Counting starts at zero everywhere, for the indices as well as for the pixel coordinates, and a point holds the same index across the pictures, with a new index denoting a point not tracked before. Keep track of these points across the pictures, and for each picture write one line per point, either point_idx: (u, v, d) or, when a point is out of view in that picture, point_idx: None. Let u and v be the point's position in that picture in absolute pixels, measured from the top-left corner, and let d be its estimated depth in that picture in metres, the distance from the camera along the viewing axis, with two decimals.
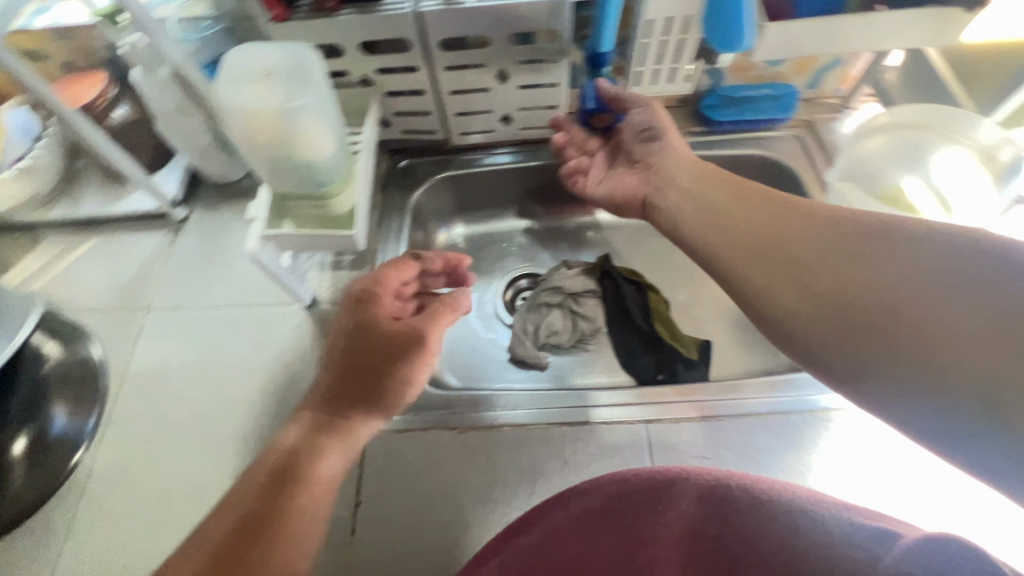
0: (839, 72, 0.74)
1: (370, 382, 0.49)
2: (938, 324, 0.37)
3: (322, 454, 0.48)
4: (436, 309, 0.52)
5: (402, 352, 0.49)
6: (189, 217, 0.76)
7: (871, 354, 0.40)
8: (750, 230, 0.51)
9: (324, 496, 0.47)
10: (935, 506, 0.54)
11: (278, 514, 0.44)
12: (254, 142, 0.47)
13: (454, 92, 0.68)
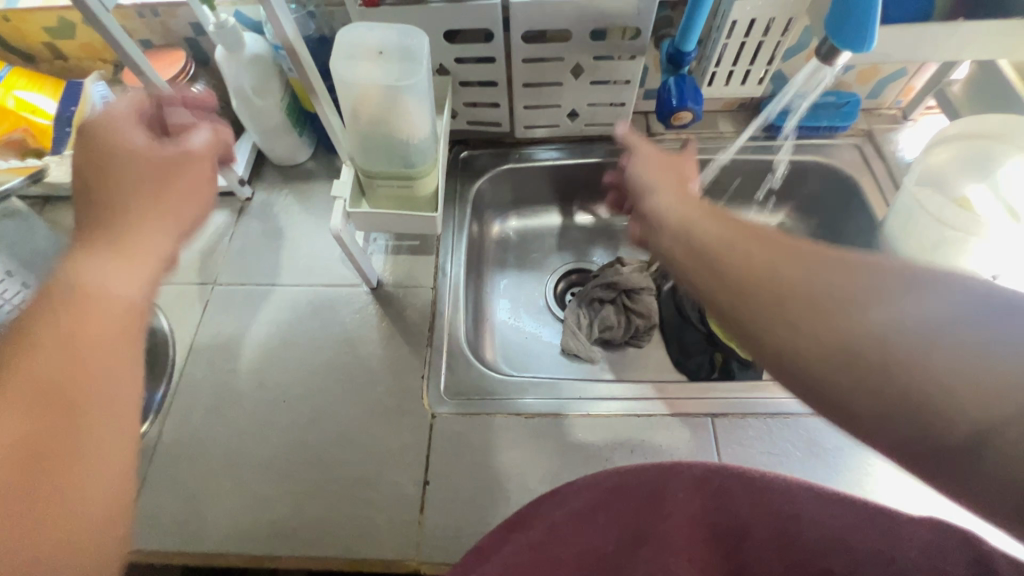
0: (901, 83, 0.75)
1: (95, 211, 0.38)
2: (958, 379, 0.28)
3: (93, 274, 0.35)
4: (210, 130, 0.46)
5: (172, 172, 0.42)
6: (253, 197, 0.77)
7: (861, 391, 0.30)
8: (706, 240, 0.38)
9: (127, 328, 0.34)
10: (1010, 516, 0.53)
11: (76, 395, 0.31)
12: (357, 119, 0.48)
13: (528, 85, 0.69)
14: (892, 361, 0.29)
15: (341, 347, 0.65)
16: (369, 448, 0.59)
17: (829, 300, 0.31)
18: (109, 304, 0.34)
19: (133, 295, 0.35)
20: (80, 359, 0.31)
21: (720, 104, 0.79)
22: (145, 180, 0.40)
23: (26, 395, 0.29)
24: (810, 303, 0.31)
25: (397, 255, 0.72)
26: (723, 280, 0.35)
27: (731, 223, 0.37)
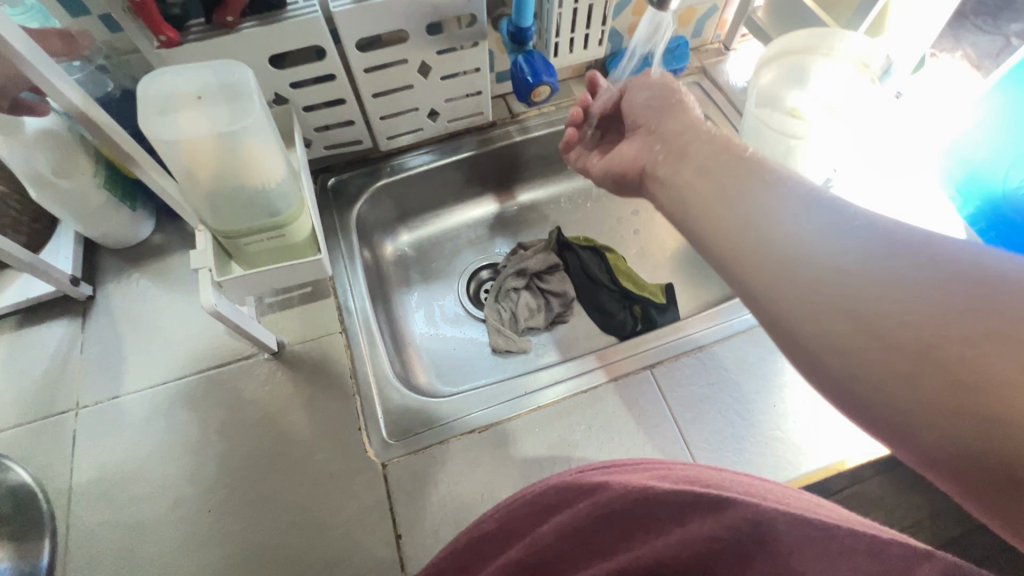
0: (716, 19, 0.82)
1: None
2: (922, 321, 0.28)
3: None
4: None
5: None
6: (97, 292, 0.65)
7: (818, 320, 0.31)
8: (715, 173, 0.40)
9: None
10: None
11: None
12: (195, 177, 0.42)
13: (378, 94, 0.65)
14: (851, 296, 0.30)
15: (259, 426, 0.58)
16: (324, 523, 0.54)
17: (818, 234, 0.33)
18: None
19: None
20: None
21: (569, 72, 0.81)
22: None
23: None
24: (792, 227, 0.34)
25: (291, 308, 0.65)
26: (719, 205, 0.38)
27: (727, 162, 0.40)
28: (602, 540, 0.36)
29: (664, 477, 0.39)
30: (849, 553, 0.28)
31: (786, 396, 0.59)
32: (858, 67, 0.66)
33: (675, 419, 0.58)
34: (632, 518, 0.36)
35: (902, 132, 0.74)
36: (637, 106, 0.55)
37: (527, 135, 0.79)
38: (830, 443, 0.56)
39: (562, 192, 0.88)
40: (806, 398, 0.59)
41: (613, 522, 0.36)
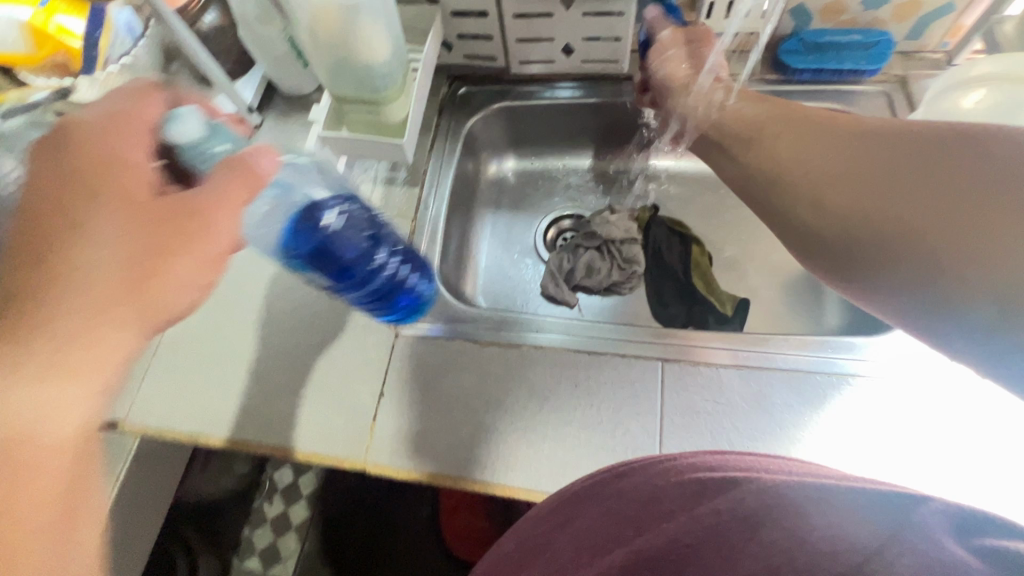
0: (948, 23, 0.67)
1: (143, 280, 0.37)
2: (908, 205, 0.38)
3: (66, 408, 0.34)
4: (183, 225, 0.38)
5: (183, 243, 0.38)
6: (262, 125, 0.82)
7: (863, 226, 0.40)
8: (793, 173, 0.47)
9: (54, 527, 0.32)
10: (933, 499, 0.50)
11: None
12: (316, 38, 0.50)
13: (518, 16, 0.68)
14: (885, 205, 0.39)
15: None
16: (335, 360, 0.64)
17: (894, 182, 0.39)
18: (37, 438, 0.32)
19: (83, 417, 0.34)
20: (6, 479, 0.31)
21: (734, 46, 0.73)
22: (118, 284, 0.36)
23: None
24: (829, 158, 0.44)
25: (387, 186, 0.75)
26: (777, 168, 0.49)
27: (767, 126, 0.54)
28: (615, 535, 0.41)
29: (669, 472, 0.44)
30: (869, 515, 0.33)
31: (811, 444, 0.53)
32: None
33: (662, 418, 0.56)
34: (640, 514, 0.42)
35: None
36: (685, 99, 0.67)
37: None
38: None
39: (677, 171, 0.84)
40: (830, 458, 0.52)
41: (626, 526, 0.42)
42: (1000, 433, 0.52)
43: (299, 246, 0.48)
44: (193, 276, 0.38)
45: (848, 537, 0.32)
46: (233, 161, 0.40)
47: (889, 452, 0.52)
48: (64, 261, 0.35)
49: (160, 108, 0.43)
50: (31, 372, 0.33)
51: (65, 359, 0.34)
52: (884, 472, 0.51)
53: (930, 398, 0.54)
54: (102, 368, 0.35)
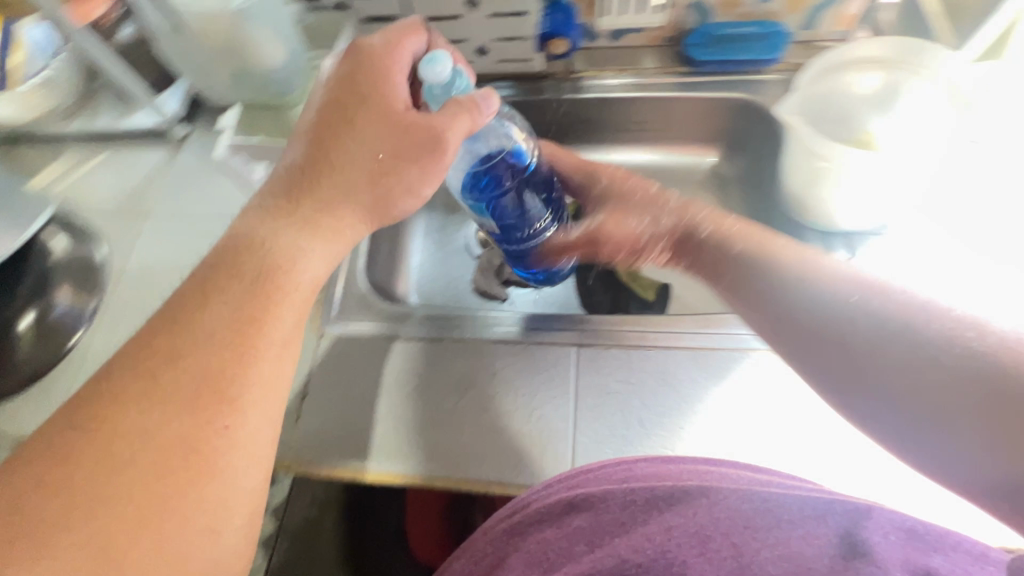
0: (835, 12, 0.71)
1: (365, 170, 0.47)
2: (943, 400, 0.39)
3: (305, 255, 0.46)
4: (413, 141, 0.48)
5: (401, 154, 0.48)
6: (190, 135, 0.82)
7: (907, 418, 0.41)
8: (757, 273, 0.49)
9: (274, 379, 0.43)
10: (830, 469, 0.52)
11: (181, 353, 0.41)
12: (210, 48, 0.52)
13: (428, 19, 0.69)
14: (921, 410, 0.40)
15: None
16: None
17: (936, 401, 0.39)
18: (297, 282, 0.45)
19: (318, 272, 0.46)
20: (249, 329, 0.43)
21: (643, 40, 0.78)
22: (360, 168, 0.47)
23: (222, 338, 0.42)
24: (847, 350, 0.43)
25: None
26: (797, 318, 0.46)
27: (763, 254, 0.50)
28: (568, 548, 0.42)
29: (614, 476, 0.45)
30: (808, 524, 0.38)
31: (726, 421, 0.55)
32: (948, 96, 0.52)
33: (575, 401, 0.58)
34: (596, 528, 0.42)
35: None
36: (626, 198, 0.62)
37: (578, 94, 0.78)
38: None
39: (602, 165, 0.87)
40: (749, 434, 0.54)
41: (577, 538, 0.42)
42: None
43: (481, 189, 0.59)
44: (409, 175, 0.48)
45: (794, 553, 0.37)
46: (465, 103, 0.49)
47: (802, 421, 0.55)
48: (335, 147, 0.47)
49: (418, 44, 0.53)
50: (298, 224, 0.46)
51: (315, 220, 0.46)
52: (796, 442, 0.54)
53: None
54: (333, 236, 0.47)
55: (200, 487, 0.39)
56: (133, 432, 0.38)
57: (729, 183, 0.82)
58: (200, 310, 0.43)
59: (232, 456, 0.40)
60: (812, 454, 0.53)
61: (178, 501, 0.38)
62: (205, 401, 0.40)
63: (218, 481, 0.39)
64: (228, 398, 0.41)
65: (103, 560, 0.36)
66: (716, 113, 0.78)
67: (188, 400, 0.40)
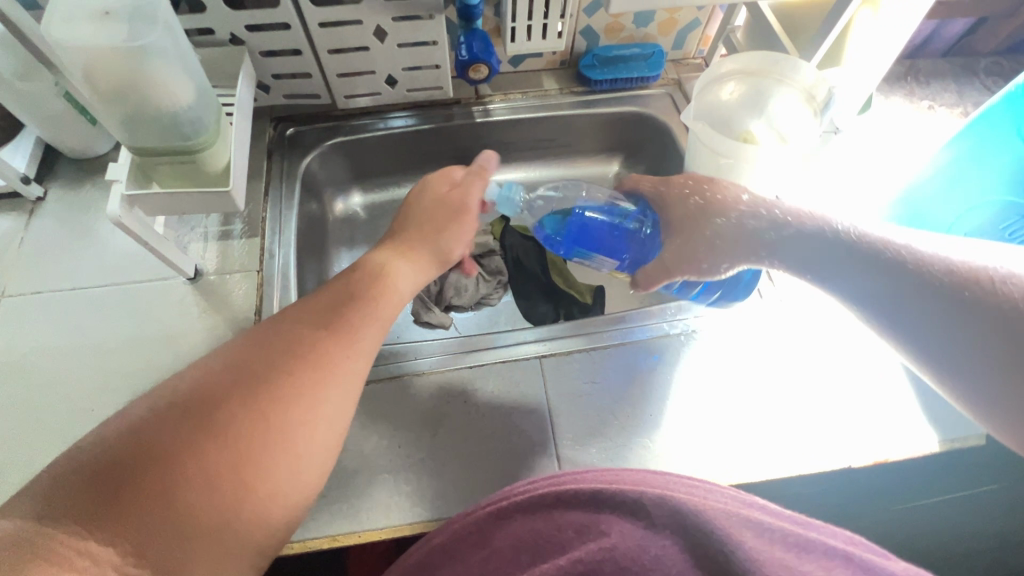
0: (698, 33, 0.82)
1: (418, 224, 0.59)
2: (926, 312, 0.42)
3: (400, 268, 0.54)
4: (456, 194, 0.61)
5: (443, 208, 0.60)
6: (47, 194, 0.70)
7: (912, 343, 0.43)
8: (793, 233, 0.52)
9: (356, 375, 0.45)
10: (782, 426, 0.59)
11: (286, 343, 0.43)
12: (98, 88, 0.44)
13: (333, 51, 0.68)
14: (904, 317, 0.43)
15: (160, 344, 0.62)
16: None
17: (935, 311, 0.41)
18: (386, 284, 0.51)
19: (406, 284, 0.53)
20: (342, 321, 0.46)
21: (542, 63, 0.84)
22: (419, 220, 0.59)
23: (316, 325, 0.45)
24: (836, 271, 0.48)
25: (222, 240, 0.69)
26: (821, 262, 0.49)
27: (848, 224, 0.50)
28: (556, 539, 0.38)
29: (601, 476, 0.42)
30: (787, 542, 0.32)
31: (693, 398, 0.60)
32: (804, 99, 0.65)
33: (550, 409, 0.59)
34: (585, 528, 0.37)
35: (863, 170, 0.76)
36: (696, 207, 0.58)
37: (489, 118, 0.82)
38: (724, 463, 0.56)
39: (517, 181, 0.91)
40: (719, 399, 0.60)
41: (567, 528, 0.38)
42: (834, 341, 0.64)
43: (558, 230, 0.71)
44: (445, 229, 0.59)
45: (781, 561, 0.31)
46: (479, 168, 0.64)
47: (757, 380, 0.61)
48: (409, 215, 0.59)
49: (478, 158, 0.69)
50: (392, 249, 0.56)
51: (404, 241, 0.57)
52: (755, 402, 0.60)
53: (785, 325, 0.65)
54: (425, 251, 0.57)
55: (296, 407, 0.40)
56: (267, 349, 0.43)
57: None
58: (312, 302, 0.48)
59: (310, 443, 0.40)
60: (769, 410, 0.59)
61: (280, 411, 0.39)
62: (321, 340, 0.44)
63: (308, 411, 0.40)
64: (328, 343, 0.44)
65: (188, 493, 0.34)
66: (614, 126, 0.86)
67: (306, 342, 0.43)
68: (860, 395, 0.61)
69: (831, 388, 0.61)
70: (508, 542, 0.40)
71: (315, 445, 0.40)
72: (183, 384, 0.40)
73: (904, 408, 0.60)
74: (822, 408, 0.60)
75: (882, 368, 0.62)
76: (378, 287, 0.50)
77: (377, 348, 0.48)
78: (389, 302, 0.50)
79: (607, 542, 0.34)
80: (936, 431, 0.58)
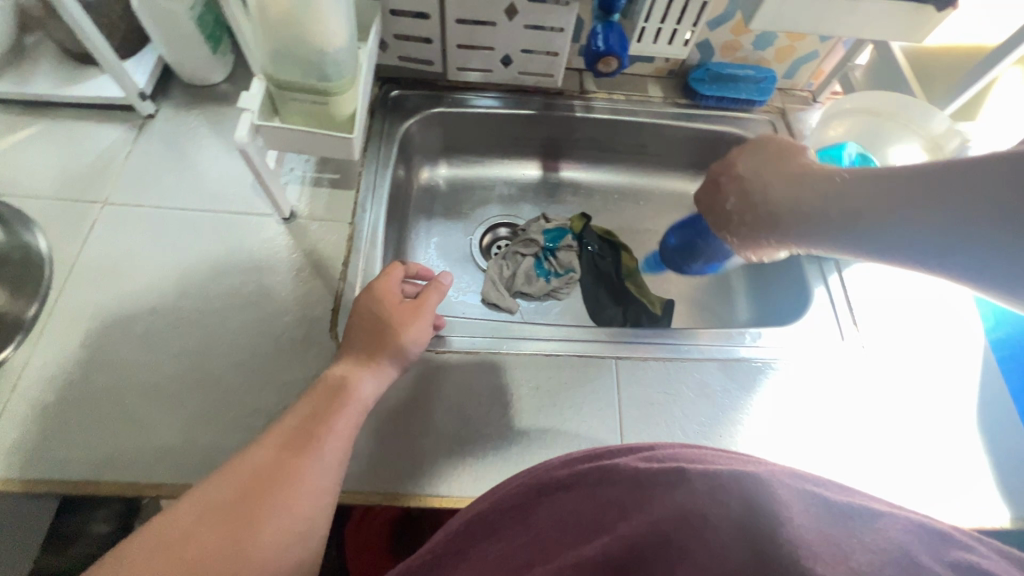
0: (813, 66, 0.81)
1: (373, 335, 0.55)
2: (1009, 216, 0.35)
3: (364, 376, 0.54)
4: (425, 294, 0.59)
5: (398, 318, 0.56)
6: (157, 113, 0.71)
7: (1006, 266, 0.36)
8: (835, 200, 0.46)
9: (332, 474, 0.48)
10: (846, 472, 0.58)
11: (259, 459, 0.46)
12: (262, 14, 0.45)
13: (460, 22, 0.68)
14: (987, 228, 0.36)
15: (245, 277, 0.63)
16: (265, 378, 0.58)
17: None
18: (354, 391, 0.53)
19: (371, 389, 0.54)
20: (309, 428, 0.49)
21: (651, 69, 0.83)
22: (371, 327, 0.56)
23: (285, 442, 0.48)
24: (900, 209, 0.41)
25: (315, 187, 0.70)
26: (873, 218, 0.43)
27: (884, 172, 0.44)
28: (602, 522, 0.36)
29: (643, 458, 0.40)
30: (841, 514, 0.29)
31: (762, 426, 0.59)
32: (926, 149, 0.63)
33: (620, 412, 0.59)
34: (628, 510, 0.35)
35: None
36: (734, 196, 0.56)
37: (588, 114, 0.82)
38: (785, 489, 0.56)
39: (600, 182, 0.90)
40: (794, 425, 0.60)
41: (612, 510, 0.36)
42: (914, 395, 0.63)
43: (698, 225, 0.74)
44: (398, 340, 0.56)
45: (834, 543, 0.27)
46: (437, 284, 0.60)
47: (834, 417, 0.61)
48: (365, 320, 0.56)
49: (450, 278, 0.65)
50: (349, 360, 0.55)
51: (358, 349, 0.55)
52: (827, 439, 0.59)
53: (868, 371, 0.64)
54: (374, 373, 0.54)
55: (273, 526, 0.44)
56: (247, 478, 0.45)
57: None
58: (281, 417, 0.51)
59: (289, 553, 0.44)
60: (841, 448, 0.59)
61: (261, 533, 0.43)
62: (299, 463, 0.47)
63: (287, 530, 0.44)
64: (303, 459, 0.47)
65: None
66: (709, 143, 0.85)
67: (281, 460, 0.47)
68: (934, 453, 0.59)
69: (902, 444, 0.60)
70: (550, 523, 0.39)
71: (293, 555, 0.44)
72: (181, 512, 0.43)
73: (979, 475, 0.58)
74: (889, 461, 0.59)
75: (960, 431, 0.61)
76: (340, 393, 0.52)
77: (345, 454, 0.50)
78: (359, 416, 0.52)
79: (650, 515, 0.33)
80: (1007, 506, 0.57)
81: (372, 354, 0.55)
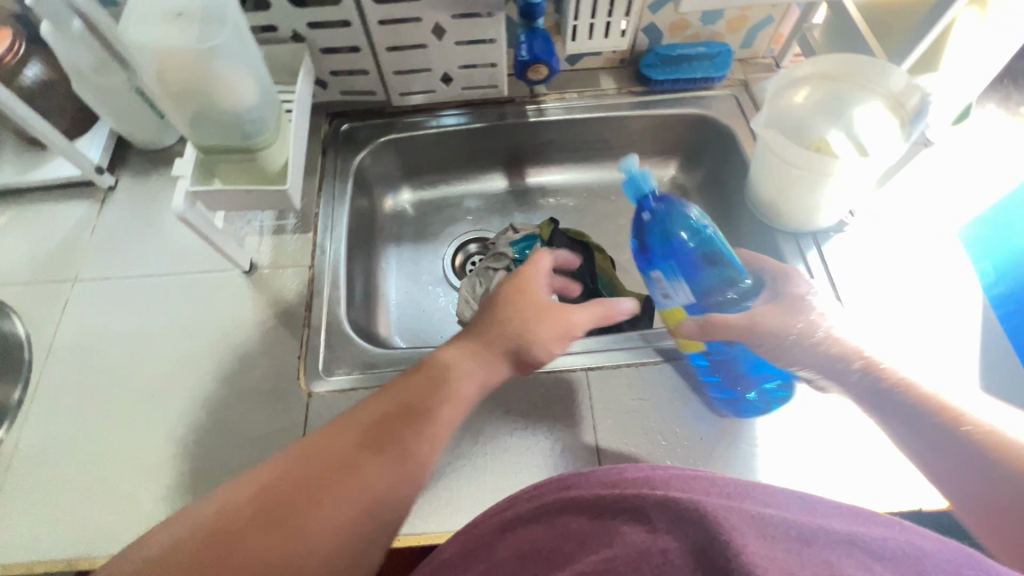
0: (770, 31, 0.77)
1: (505, 315, 0.53)
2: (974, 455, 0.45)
3: (467, 369, 0.50)
4: (590, 303, 0.56)
5: (540, 312, 0.53)
6: (118, 184, 0.73)
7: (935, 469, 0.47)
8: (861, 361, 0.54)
9: (395, 475, 0.43)
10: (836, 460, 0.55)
11: (321, 447, 0.43)
12: (166, 87, 0.46)
13: (391, 49, 0.67)
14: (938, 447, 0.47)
15: (216, 336, 0.64)
16: (241, 434, 0.59)
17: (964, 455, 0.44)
18: (440, 376, 0.49)
19: (470, 387, 0.49)
20: (389, 422, 0.45)
21: (601, 62, 0.81)
22: (518, 313, 0.53)
23: (362, 431, 0.44)
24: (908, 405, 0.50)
25: (276, 235, 0.70)
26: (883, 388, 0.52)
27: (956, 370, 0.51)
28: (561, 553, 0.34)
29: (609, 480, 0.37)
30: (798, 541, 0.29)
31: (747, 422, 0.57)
32: (889, 109, 0.60)
33: (595, 424, 0.58)
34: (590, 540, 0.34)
35: (949, 185, 0.70)
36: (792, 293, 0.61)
37: (542, 118, 0.80)
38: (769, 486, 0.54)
39: (569, 183, 0.88)
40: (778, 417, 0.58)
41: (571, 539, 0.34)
42: None
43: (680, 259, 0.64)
44: (525, 332, 0.53)
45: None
46: (604, 302, 0.57)
47: (819, 401, 0.58)
48: (510, 301, 0.54)
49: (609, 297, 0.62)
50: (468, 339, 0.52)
51: (490, 327, 0.53)
52: (815, 428, 0.57)
53: None
54: (483, 360, 0.51)
55: (320, 524, 0.40)
56: (305, 463, 0.42)
57: (691, 192, 0.86)
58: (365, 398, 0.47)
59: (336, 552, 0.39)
60: (831, 434, 0.56)
61: (306, 529, 0.39)
62: (363, 465, 0.43)
63: (330, 528, 0.40)
64: (371, 458, 0.43)
65: None
66: (673, 127, 0.82)
67: (350, 454, 0.43)
68: None
69: None
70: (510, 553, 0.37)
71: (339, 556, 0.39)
72: (213, 497, 0.40)
73: None
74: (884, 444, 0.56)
75: None
76: (425, 380, 0.48)
77: (424, 451, 0.45)
78: (448, 415, 0.47)
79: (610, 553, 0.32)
80: None
81: (497, 340, 0.52)
